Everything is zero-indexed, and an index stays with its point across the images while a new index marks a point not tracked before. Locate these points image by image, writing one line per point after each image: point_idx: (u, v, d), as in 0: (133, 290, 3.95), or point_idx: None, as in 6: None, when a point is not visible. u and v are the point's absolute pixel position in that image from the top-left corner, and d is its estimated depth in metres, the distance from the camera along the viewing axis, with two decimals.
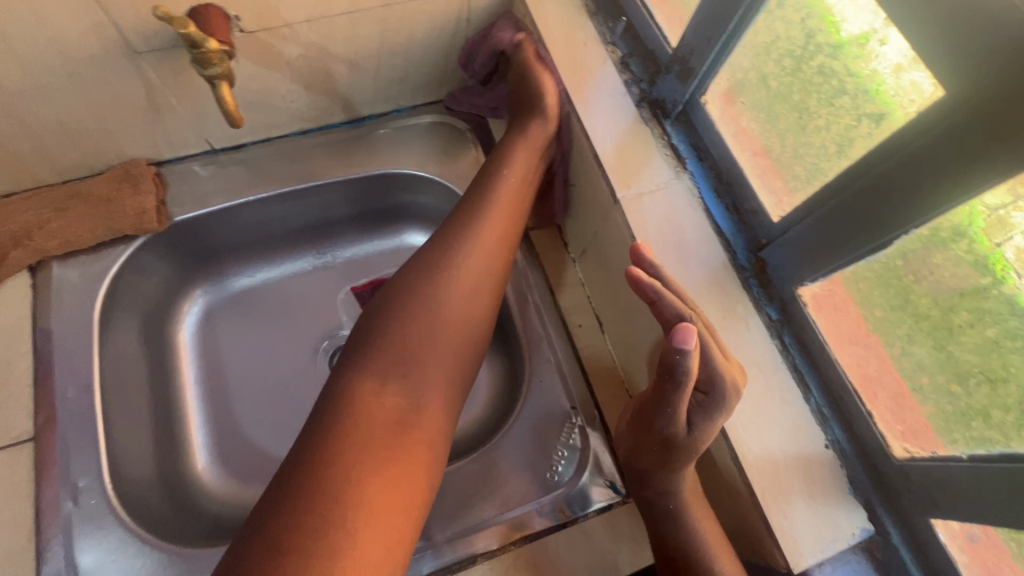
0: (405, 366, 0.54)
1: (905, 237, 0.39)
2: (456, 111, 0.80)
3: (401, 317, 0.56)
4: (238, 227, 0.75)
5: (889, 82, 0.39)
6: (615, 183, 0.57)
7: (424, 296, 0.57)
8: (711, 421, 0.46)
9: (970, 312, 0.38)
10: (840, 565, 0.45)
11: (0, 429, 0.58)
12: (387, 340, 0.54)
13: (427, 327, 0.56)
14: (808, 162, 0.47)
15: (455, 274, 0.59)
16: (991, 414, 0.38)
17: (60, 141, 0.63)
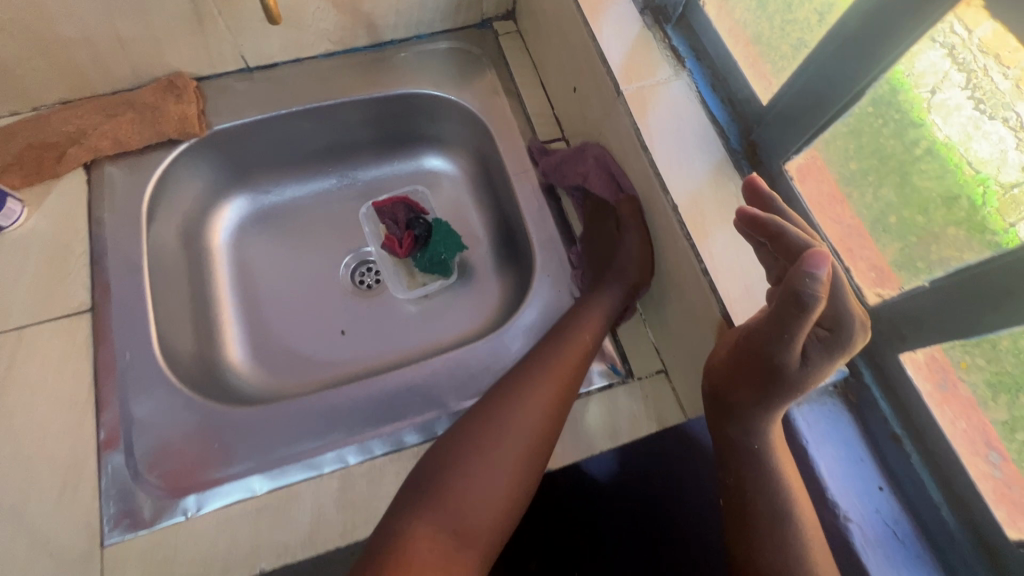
0: (473, 495, 0.55)
1: (874, 84, 0.44)
2: (471, 39, 0.85)
3: (482, 459, 0.57)
4: (270, 141, 0.81)
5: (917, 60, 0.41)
6: (619, 79, 0.62)
7: (502, 438, 0.58)
8: (833, 360, 0.44)
9: (928, 141, 0.43)
10: (816, 405, 0.51)
11: (63, 300, 0.64)
12: (465, 472, 0.56)
13: (504, 433, 0.58)
14: (793, 39, 0.52)
15: (516, 425, 0.59)
16: (946, 235, 0.42)
17: (113, 48, 0.69)
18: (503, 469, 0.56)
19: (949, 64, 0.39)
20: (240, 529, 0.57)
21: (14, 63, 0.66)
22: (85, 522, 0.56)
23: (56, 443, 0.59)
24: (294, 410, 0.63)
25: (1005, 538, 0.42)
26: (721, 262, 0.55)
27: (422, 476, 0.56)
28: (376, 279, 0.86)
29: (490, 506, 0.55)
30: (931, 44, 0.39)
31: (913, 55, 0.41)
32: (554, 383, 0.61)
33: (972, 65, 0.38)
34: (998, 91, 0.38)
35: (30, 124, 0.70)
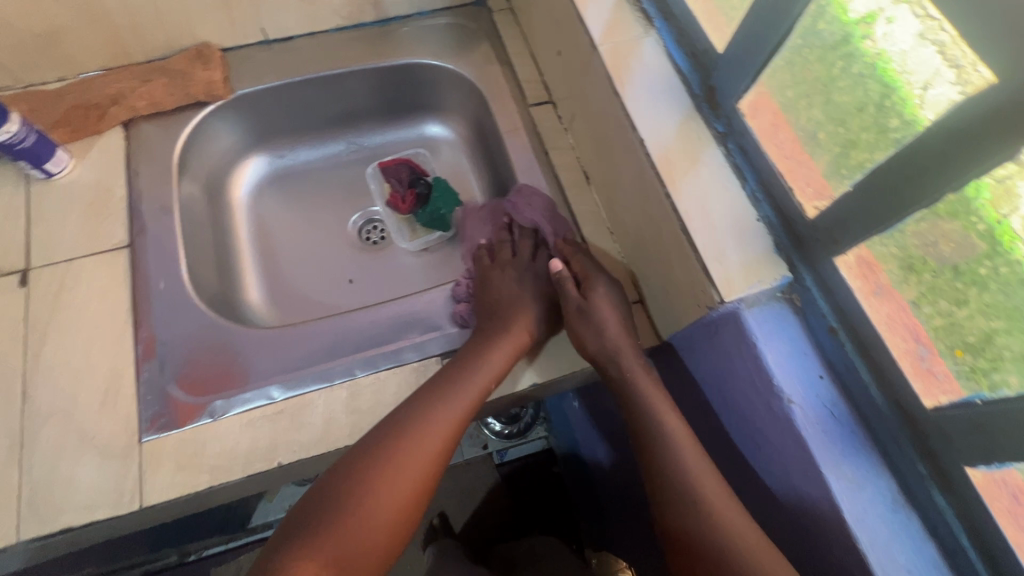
0: (365, 523, 0.58)
1: (801, 17, 0.52)
2: (468, 15, 0.94)
3: (374, 498, 0.58)
4: (285, 106, 0.89)
5: (910, 58, 0.45)
6: (595, 36, 0.71)
7: (400, 468, 0.60)
8: (599, 290, 0.71)
9: (843, 59, 0.50)
10: (765, 307, 0.57)
11: (104, 237, 0.73)
12: (359, 508, 0.58)
13: (401, 468, 0.60)
14: None
15: (410, 457, 0.61)
16: (862, 140, 0.50)
17: (150, 19, 0.78)
18: (395, 493, 0.60)
19: (943, 62, 0.42)
20: (260, 430, 0.64)
21: (64, 30, 0.75)
22: (126, 421, 0.63)
23: (99, 357, 0.66)
24: (307, 333, 0.71)
25: (921, 406, 0.49)
26: (682, 187, 0.62)
27: (328, 491, 0.59)
28: (381, 236, 0.94)
29: (379, 532, 0.58)
30: (924, 42, 0.43)
31: (907, 52, 0.45)
32: (459, 408, 0.64)
33: (961, 60, 0.40)
34: (984, 87, 0.39)
35: (75, 86, 0.79)
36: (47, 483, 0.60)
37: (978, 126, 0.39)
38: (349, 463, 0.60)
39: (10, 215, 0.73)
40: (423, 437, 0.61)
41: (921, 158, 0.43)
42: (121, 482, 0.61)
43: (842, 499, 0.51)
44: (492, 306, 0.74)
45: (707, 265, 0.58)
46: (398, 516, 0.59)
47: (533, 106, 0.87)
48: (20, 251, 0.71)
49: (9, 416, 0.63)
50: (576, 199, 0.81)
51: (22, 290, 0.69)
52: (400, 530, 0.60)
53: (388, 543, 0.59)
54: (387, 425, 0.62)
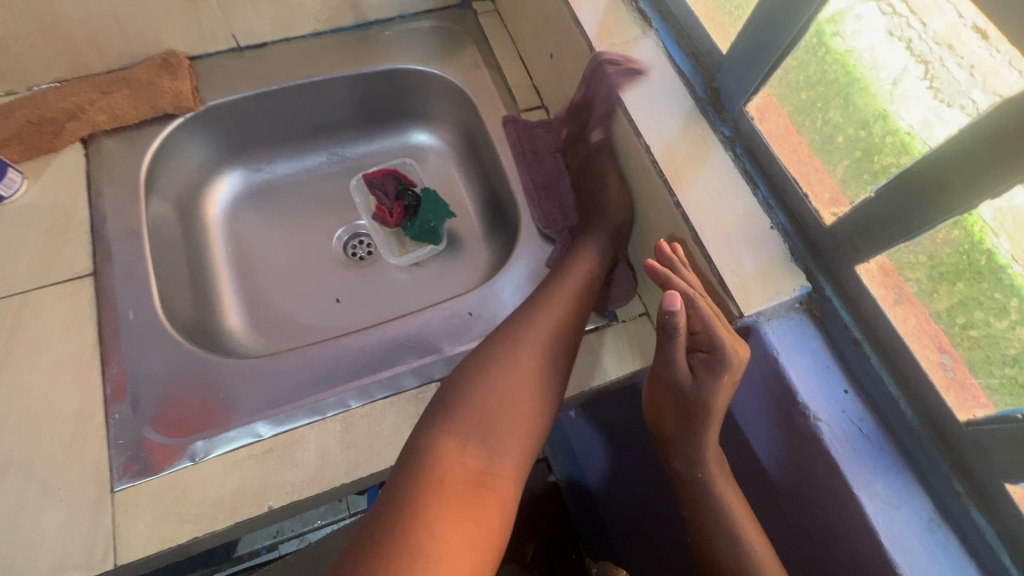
0: (506, 354, 0.61)
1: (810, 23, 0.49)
2: (452, 17, 0.89)
3: (511, 347, 0.62)
4: (261, 116, 0.84)
5: (878, 53, 0.47)
6: (591, 37, 0.67)
7: (529, 326, 0.63)
8: (718, 377, 0.54)
9: (858, 64, 0.48)
10: (784, 320, 0.55)
11: (64, 265, 0.66)
12: (498, 366, 0.60)
13: (529, 328, 0.63)
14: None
15: (522, 362, 0.61)
16: (883, 145, 0.48)
17: (109, 26, 0.72)
18: (522, 371, 0.60)
19: (912, 59, 0.44)
20: (247, 471, 0.59)
21: (11, 40, 0.69)
22: (95, 470, 0.57)
23: (63, 398, 0.60)
24: (295, 363, 0.66)
25: (955, 420, 0.47)
26: (691, 194, 0.59)
27: (447, 395, 0.59)
28: (368, 252, 0.89)
29: (515, 434, 0.59)
30: (892, 39, 0.45)
31: (875, 49, 0.47)
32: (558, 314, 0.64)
33: (929, 56, 0.43)
34: (955, 81, 0.41)
35: (26, 101, 0.73)
36: (7, 544, 0.54)
37: (986, 146, 0.39)
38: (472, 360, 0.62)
39: None
40: (533, 335, 0.62)
41: (928, 177, 0.43)
42: (91, 538, 0.55)
43: (878, 522, 0.48)
44: (493, 324, 0.69)
45: (722, 273, 0.55)
46: (531, 420, 0.60)
47: (525, 112, 0.83)
48: None
49: None
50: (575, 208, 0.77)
51: None
52: (532, 437, 0.60)
53: (524, 423, 0.59)
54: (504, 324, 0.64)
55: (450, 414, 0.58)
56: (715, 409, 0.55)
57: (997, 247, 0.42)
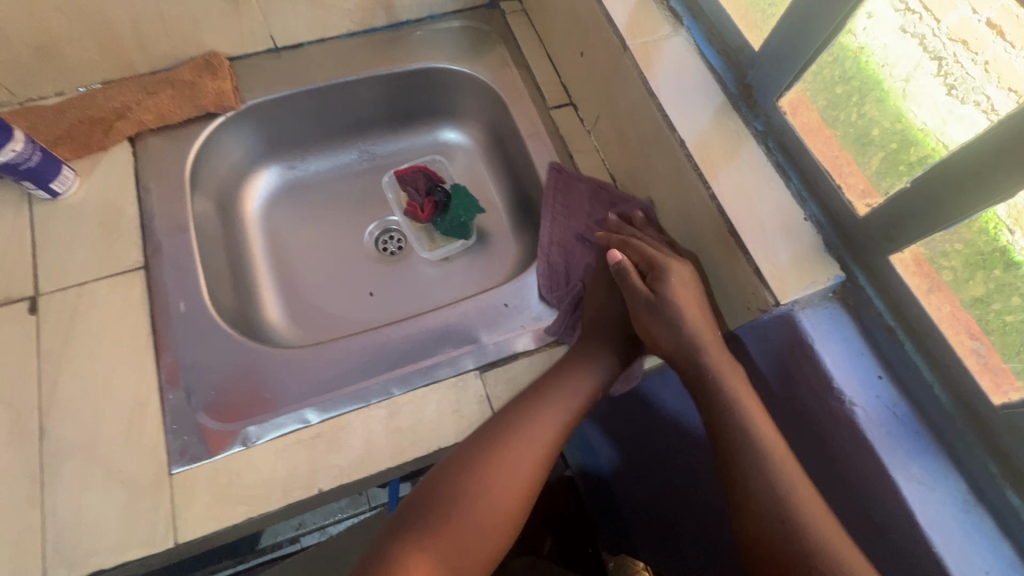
0: (505, 444, 0.58)
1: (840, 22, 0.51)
2: (481, 17, 0.92)
3: (515, 436, 0.59)
4: (296, 115, 0.86)
5: (893, 49, 0.49)
6: (625, 35, 0.69)
7: (537, 413, 0.61)
8: (669, 281, 0.63)
9: (885, 60, 0.51)
10: (820, 309, 0.56)
11: (117, 259, 0.69)
12: (497, 456, 0.57)
13: (536, 415, 0.60)
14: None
15: (519, 461, 0.58)
16: (919, 138, 0.49)
17: (156, 29, 0.75)
18: (515, 470, 0.58)
19: (925, 55, 0.47)
20: (297, 455, 0.61)
21: (64, 42, 0.71)
22: (153, 454, 0.60)
23: (121, 386, 0.63)
24: (338, 353, 0.68)
25: (989, 403, 0.48)
26: (727, 187, 0.60)
27: (433, 490, 0.56)
28: (399, 247, 0.91)
29: (492, 518, 0.55)
30: (904, 35, 0.48)
31: (889, 46, 0.50)
32: (567, 403, 0.62)
33: (943, 52, 0.46)
34: (968, 77, 0.44)
35: (76, 101, 0.75)
36: (73, 523, 0.57)
37: (1003, 141, 0.41)
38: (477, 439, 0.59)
39: (15, 239, 0.69)
40: (543, 421, 0.60)
41: (957, 171, 0.45)
42: (152, 518, 0.57)
43: (913, 502, 0.50)
44: (528, 315, 0.72)
45: (757, 262, 0.57)
46: (512, 509, 0.57)
47: (554, 109, 0.85)
48: (28, 277, 0.67)
49: (28, 454, 0.59)
50: None
51: (32, 318, 0.65)
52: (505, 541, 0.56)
53: (503, 517, 0.56)
54: (519, 400, 0.62)
55: (429, 504, 0.55)
56: (687, 310, 0.62)
57: (1012, 244, 0.44)
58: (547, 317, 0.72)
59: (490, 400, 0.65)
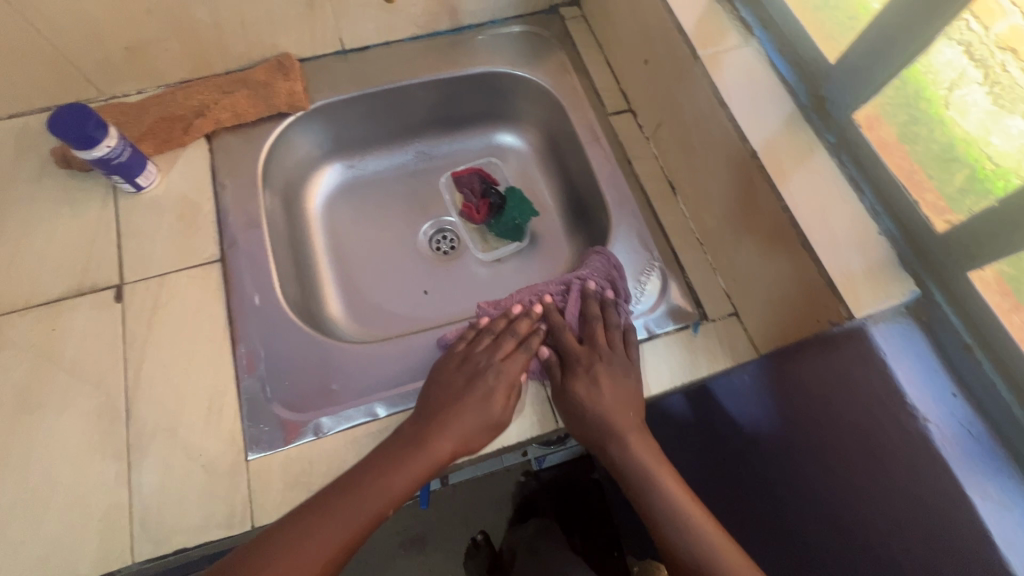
0: (326, 514, 0.54)
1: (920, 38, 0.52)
2: (541, 23, 0.93)
3: (337, 506, 0.55)
4: (359, 117, 0.89)
5: (941, 61, 0.52)
6: (696, 45, 0.70)
7: (376, 484, 0.57)
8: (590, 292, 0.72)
9: (945, 73, 0.52)
10: (891, 324, 0.56)
11: (196, 251, 0.72)
12: (315, 524, 0.53)
13: (376, 485, 0.56)
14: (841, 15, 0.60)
15: (362, 507, 0.55)
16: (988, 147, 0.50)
17: (235, 32, 0.77)
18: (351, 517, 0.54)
19: (968, 64, 0.50)
20: (366, 447, 0.63)
21: (151, 42, 0.75)
22: (231, 440, 0.63)
23: (200, 374, 0.66)
24: (403, 349, 0.70)
25: None
26: (801, 200, 0.61)
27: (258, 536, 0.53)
28: (451, 247, 0.93)
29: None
30: (949, 47, 0.50)
31: (936, 59, 0.52)
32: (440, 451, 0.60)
33: (989, 61, 0.48)
34: (1016, 84, 0.47)
35: (158, 99, 0.79)
36: (157, 502, 0.60)
37: None
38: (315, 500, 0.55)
39: (101, 230, 0.72)
40: (385, 486, 0.57)
41: None
42: (231, 502, 0.60)
43: (989, 520, 0.49)
44: None
45: (828, 268, 0.59)
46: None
47: (613, 115, 0.86)
48: (114, 267, 0.71)
49: (115, 435, 0.62)
50: (663, 209, 0.80)
51: (118, 306, 0.69)
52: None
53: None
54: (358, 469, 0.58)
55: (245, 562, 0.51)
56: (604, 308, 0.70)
57: None
58: None
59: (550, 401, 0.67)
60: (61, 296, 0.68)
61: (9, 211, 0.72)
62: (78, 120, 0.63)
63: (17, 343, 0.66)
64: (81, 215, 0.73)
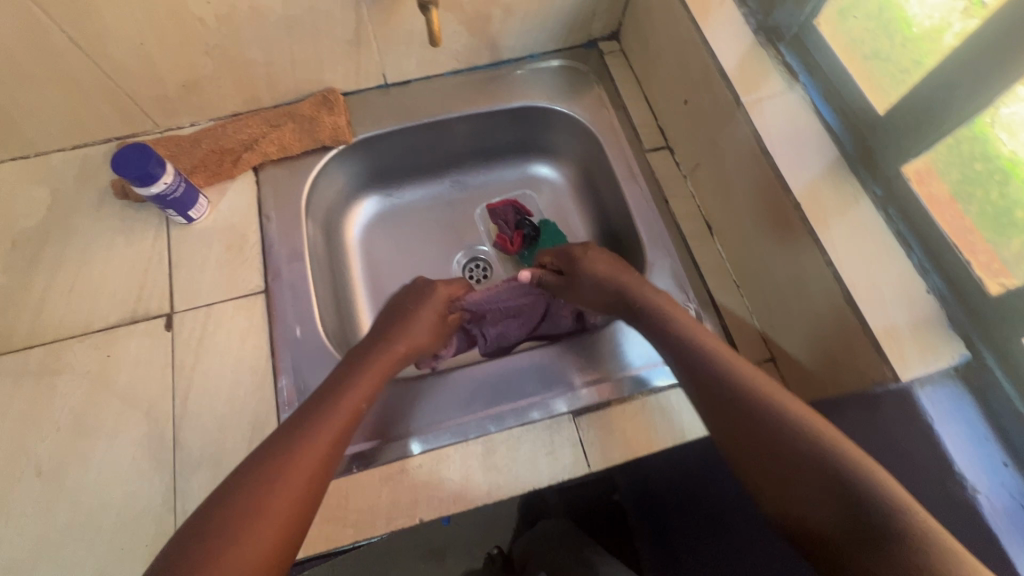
0: (278, 462, 0.52)
1: (992, 100, 0.50)
2: (580, 57, 0.93)
3: (282, 453, 0.53)
4: (399, 149, 0.91)
5: (1011, 121, 0.50)
6: (739, 90, 0.69)
7: (318, 426, 0.56)
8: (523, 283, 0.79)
9: (1011, 135, 0.51)
10: (939, 386, 0.54)
11: (242, 282, 0.75)
12: (273, 473, 0.51)
13: (315, 427, 0.56)
14: (898, 69, 0.60)
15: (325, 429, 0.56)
16: None
17: (285, 69, 0.80)
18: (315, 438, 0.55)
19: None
20: (401, 483, 0.64)
21: (205, 80, 0.78)
22: None
23: (243, 404, 0.68)
24: (437, 386, 0.71)
25: None
26: (847, 254, 0.59)
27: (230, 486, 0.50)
28: (484, 276, 0.94)
29: (267, 541, 0.48)
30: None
31: (1007, 119, 0.50)
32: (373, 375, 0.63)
33: None
34: None
35: (209, 132, 0.82)
36: None
37: None
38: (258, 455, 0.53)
39: (154, 259, 0.76)
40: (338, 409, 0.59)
41: None
42: None
43: None
44: (620, 363, 0.73)
45: (867, 318, 0.57)
46: (292, 521, 0.50)
47: (650, 151, 0.87)
48: (165, 296, 0.74)
49: (163, 460, 0.65)
50: (699, 250, 0.80)
51: (168, 333, 0.72)
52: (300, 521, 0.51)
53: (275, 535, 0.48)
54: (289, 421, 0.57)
55: (210, 526, 0.47)
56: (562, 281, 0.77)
57: None
58: (639, 365, 0.72)
59: (582, 445, 0.67)
60: (116, 323, 0.72)
61: (71, 240, 0.76)
62: (139, 155, 0.66)
63: (75, 368, 0.69)
64: (136, 244, 0.76)
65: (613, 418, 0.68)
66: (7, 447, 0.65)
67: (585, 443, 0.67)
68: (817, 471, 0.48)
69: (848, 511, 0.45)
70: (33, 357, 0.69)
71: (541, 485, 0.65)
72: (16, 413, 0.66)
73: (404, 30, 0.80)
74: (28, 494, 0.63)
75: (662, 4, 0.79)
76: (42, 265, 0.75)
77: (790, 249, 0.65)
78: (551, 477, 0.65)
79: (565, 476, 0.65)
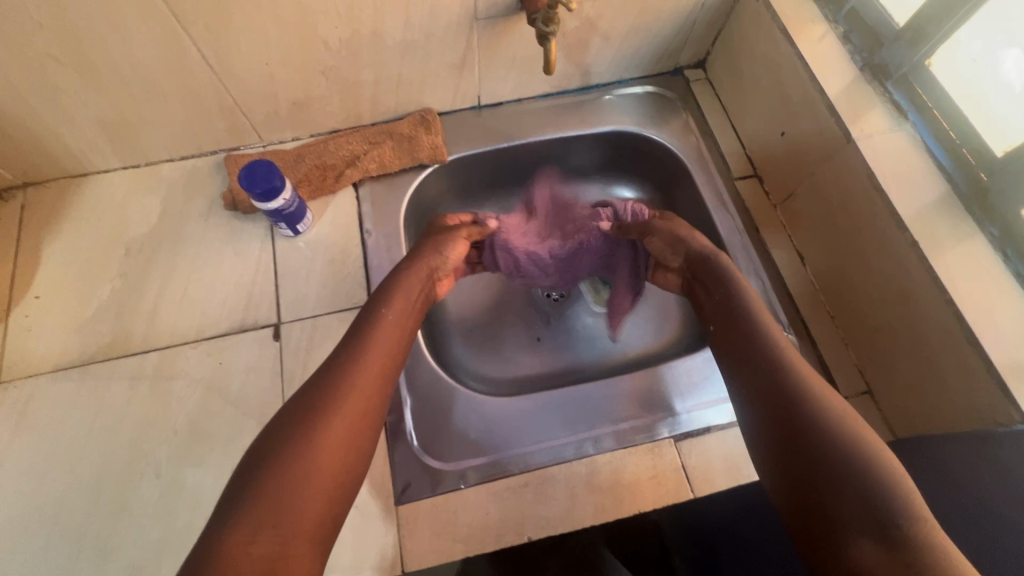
0: (341, 388, 0.52)
1: None
2: (666, 84, 0.95)
3: (334, 397, 0.51)
4: (488, 167, 0.93)
5: None
6: (848, 126, 0.69)
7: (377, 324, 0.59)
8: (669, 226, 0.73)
9: None
10: None
11: (346, 296, 0.77)
12: (312, 439, 0.47)
13: (342, 391, 0.52)
14: (1003, 124, 0.62)
15: (383, 328, 0.59)
16: None
17: (390, 90, 0.82)
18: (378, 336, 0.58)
19: None
20: (507, 501, 0.66)
21: (315, 98, 0.80)
22: (381, 484, 0.66)
23: None
24: (539, 405, 0.72)
25: None
26: (968, 293, 0.60)
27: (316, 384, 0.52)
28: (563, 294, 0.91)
29: (342, 438, 0.49)
30: None
31: None
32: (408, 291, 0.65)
33: None
34: None
35: (311, 147, 0.84)
36: None
37: None
38: (284, 424, 0.49)
39: (261, 270, 0.78)
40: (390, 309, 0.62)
41: None
42: (383, 544, 0.63)
43: None
44: (716, 390, 0.73)
45: (991, 357, 0.57)
46: (338, 493, 0.47)
47: (738, 179, 0.88)
48: (273, 306, 0.76)
49: None
50: (791, 279, 0.81)
51: (277, 344, 0.74)
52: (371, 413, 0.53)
53: (321, 506, 0.45)
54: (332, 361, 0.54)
55: (258, 501, 0.43)
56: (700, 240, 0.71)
57: None
58: (734, 393, 0.73)
59: (685, 469, 0.68)
60: (226, 331, 0.74)
61: (180, 249, 0.79)
62: (265, 173, 0.69)
63: (188, 374, 0.71)
64: (243, 255, 0.79)
65: (716, 445, 0.69)
66: (126, 448, 0.67)
67: (687, 467, 0.68)
68: (821, 449, 0.47)
69: (858, 500, 0.43)
70: (149, 362, 0.71)
71: (645, 509, 0.66)
72: (134, 416, 0.68)
73: (506, 55, 0.82)
74: (147, 496, 0.65)
75: (760, 38, 0.80)
76: (154, 272, 0.77)
77: (904, 283, 0.65)
78: (654, 501, 0.67)
79: (668, 500, 0.67)
